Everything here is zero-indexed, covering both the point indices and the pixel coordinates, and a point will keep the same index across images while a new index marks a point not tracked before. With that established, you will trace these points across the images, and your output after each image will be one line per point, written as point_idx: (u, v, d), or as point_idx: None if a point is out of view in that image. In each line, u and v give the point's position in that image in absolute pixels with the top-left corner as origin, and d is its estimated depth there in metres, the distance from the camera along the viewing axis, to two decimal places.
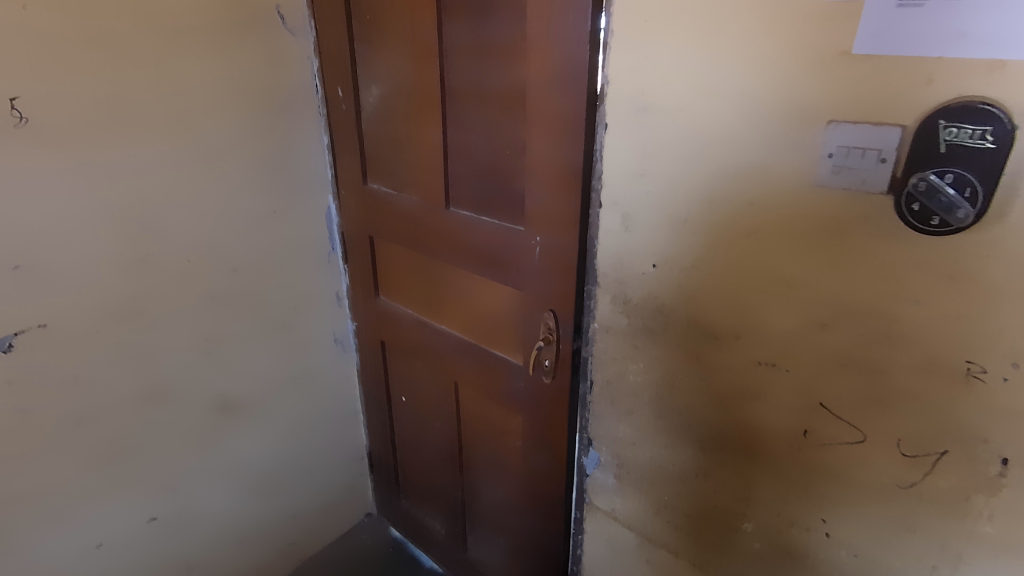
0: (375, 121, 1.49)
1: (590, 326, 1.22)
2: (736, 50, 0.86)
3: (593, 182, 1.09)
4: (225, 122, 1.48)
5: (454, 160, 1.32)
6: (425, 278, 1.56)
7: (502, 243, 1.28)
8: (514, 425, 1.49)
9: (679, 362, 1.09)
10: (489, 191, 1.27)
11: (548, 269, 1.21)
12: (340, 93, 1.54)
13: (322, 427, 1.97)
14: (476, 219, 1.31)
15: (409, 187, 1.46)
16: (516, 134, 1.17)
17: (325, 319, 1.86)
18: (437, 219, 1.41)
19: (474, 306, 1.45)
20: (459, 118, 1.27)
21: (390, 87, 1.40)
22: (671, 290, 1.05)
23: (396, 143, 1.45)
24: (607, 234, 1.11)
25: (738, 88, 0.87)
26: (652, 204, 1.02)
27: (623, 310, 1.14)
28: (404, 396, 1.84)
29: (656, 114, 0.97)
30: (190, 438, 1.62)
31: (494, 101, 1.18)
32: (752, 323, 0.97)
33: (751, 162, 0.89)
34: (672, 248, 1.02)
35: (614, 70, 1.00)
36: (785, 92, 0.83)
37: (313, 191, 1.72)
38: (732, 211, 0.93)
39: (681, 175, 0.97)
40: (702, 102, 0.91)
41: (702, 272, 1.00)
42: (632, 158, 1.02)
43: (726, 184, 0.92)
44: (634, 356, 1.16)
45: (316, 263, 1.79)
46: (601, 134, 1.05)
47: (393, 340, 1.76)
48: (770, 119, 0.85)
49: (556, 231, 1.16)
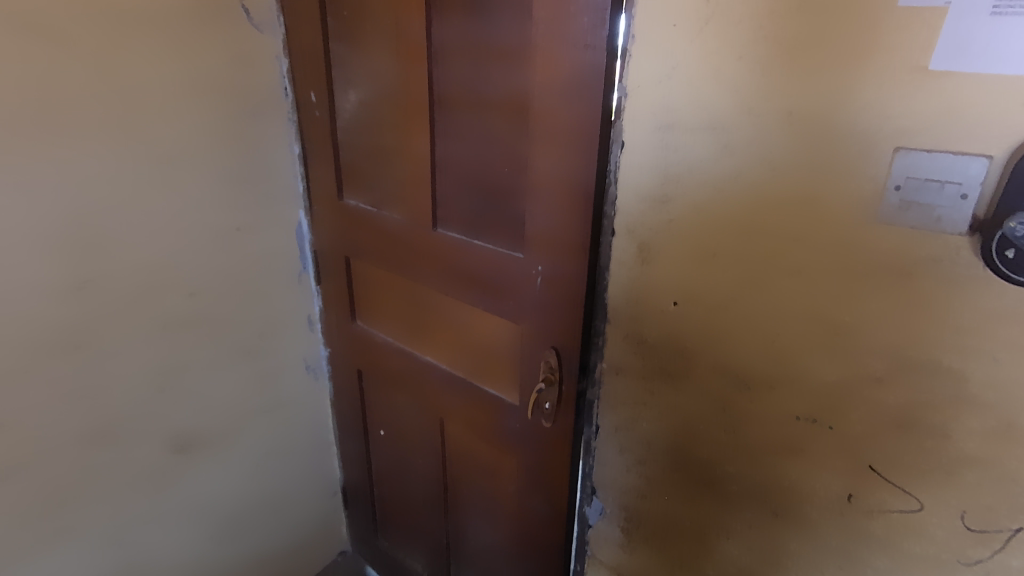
0: (353, 129, 1.33)
1: (598, 365, 1.09)
2: (784, 61, 0.74)
3: (607, 208, 0.96)
4: (182, 128, 1.30)
5: (444, 176, 1.18)
6: (408, 304, 1.40)
7: (498, 270, 1.14)
8: (508, 468, 1.34)
9: (702, 411, 0.97)
10: (483, 211, 1.13)
11: (552, 302, 1.07)
12: (313, 97, 1.38)
13: (292, 462, 1.79)
14: (468, 243, 1.17)
15: (391, 205, 1.31)
16: (516, 149, 1.03)
17: (296, 345, 1.69)
18: (423, 241, 1.26)
19: (464, 337, 1.30)
20: (450, 129, 1.13)
21: (371, 92, 1.24)
22: (695, 332, 0.93)
23: (378, 155, 1.29)
24: (620, 265, 0.98)
25: (785, 106, 0.75)
26: (676, 235, 0.89)
27: (638, 350, 1.01)
28: (382, 429, 1.68)
29: (684, 133, 0.84)
30: (140, 484, 1.43)
31: (492, 111, 1.04)
32: (791, 372, 0.85)
33: (799, 192, 0.77)
34: (698, 284, 0.90)
35: (635, 81, 0.87)
36: (844, 112, 0.71)
37: (283, 205, 1.54)
38: (772, 245, 0.81)
39: (711, 203, 0.84)
40: (741, 121, 0.79)
41: (733, 314, 0.88)
42: (653, 182, 0.89)
43: (766, 215, 0.80)
44: (648, 401, 1.03)
45: (286, 284, 1.61)
46: (617, 153, 0.92)
47: (371, 369, 1.60)
48: (825, 144, 0.73)
49: (562, 261, 1.03)
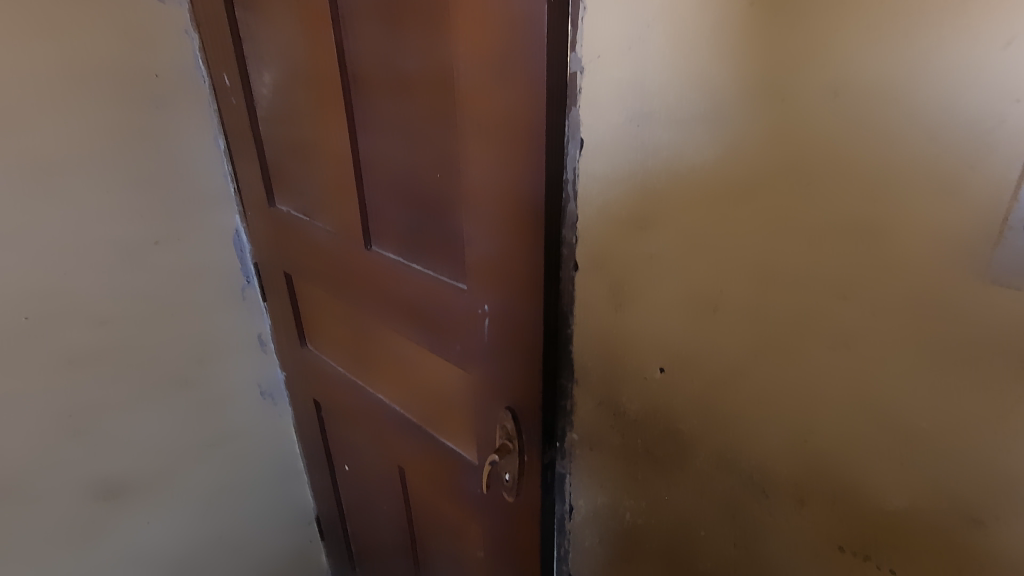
0: (272, 121, 1.07)
1: (567, 432, 0.82)
2: (824, 6, 0.44)
3: (566, 231, 0.68)
4: (62, 127, 1.07)
5: (371, 182, 0.90)
6: (354, 331, 1.15)
7: (438, 305, 0.86)
8: (474, 534, 1.09)
9: (703, 513, 0.69)
10: (416, 229, 0.86)
11: (500, 354, 0.79)
12: (227, 80, 1.12)
13: (253, 497, 1.59)
14: (403, 268, 0.90)
15: (321, 214, 1.05)
16: (444, 148, 0.75)
17: (244, 369, 1.46)
18: (356, 261, 1.00)
19: (414, 377, 1.04)
20: (371, 121, 0.85)
21: (283, 74, 0.98)
22: (690, 410, 0.65)
23: (301, 152, 1.03)
24: (587, 310, 0.70)
25: (828, 81, 0.45)
26: (660, 275, 0.61)
27: (615, 423, 0.74)
28: (347, 465, 1.45)
29: (667, 125, 0.55)
30: (61, 537, 1.25)
31: (415, 96, 0.76)
32: (833, 486, 0.56)
33: (850, 224, 0.47)
34: (691, 346, 0.61)
35: (593, 49, 0.58)
36: (934, 89, 0.41)
37: (212, 211, 1.30)
38: (805, 300, 0.52)
39: (709, 233, 0.56)
40: (755, 106, 0.49)
41: (742, 395, 0.59)
42: (625, 198, 0.61)
43: (795, 256, 0.51)
44: (632, 488, 0.76)
45: (226, 303, 1.38)
46: (574, 154, 0.63)
47: (326, 399, 1.36)
48: (902, 143, 0.43)
49: (505, 304, 0.74)
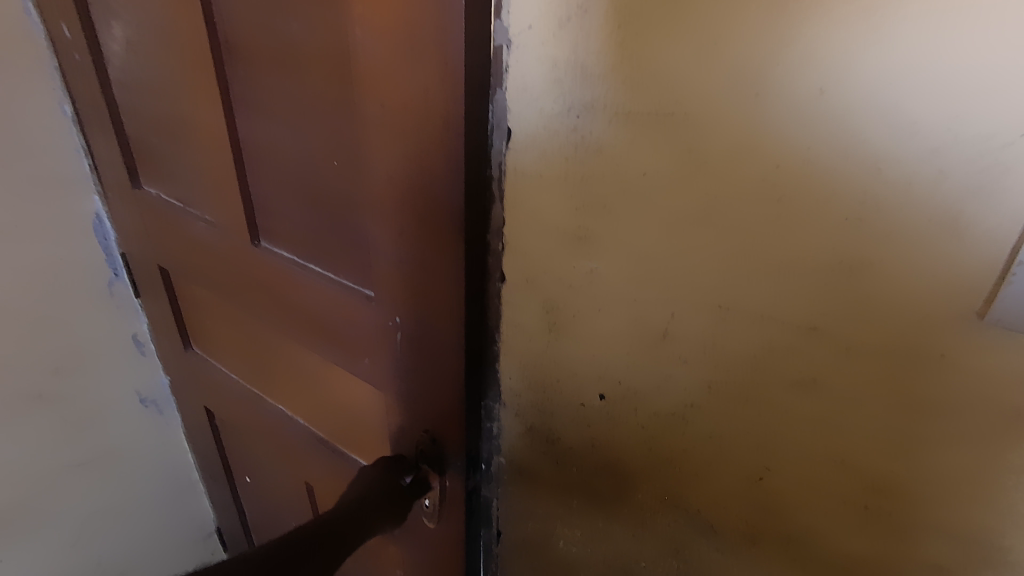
0: (128, 86, 0.87)
1: (494, 456, 0.71)
2: None
3: (491, 239, 0.57)
4: None
5: (253, 167, 0.74)
6: (247, 336, 0.99)
7: (341, 317, 0.73)
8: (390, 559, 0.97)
9: (643, 548, 0.63)
10: (312, 227, 0.71)
11: (413, 379, 0.67)
12: (67, 33, 0.90)
13: (139, 518, 1.38)
14: (297, 270, 0.75)
15: (198, 202, 0.87)
16: (340, 131, 0.61)
17: (117, 377, 1.24)
18: (243, 258, 0.84)
19: (318, 390, 0.91)
20: (251, 95, 0.69)
21: (137, 28, 0.78)
22: (633, 443, 0.57)
23: (168, 126, 0.84)
24: (516, 328, 0.60)
25: (810, 78, 0.37)
26: (603, 295, 0.52)
27: (549, 452, 0.65)
28: (247, 477, 1.28)
29: (613, 120, 0.45)
30: None
31: (303, 66, 0.61)
32: (791, 528, 0.51)
33: (828, 248, 0.40)
34: (636, 376, 0.53)
35: (520, 19, 0.46)
36: (937, 98, 0.34)
37: (60, 194, 1.06)
38: (767, 333, 0.45)
39: (661, 250, 0.47)
40: (723, 104, 0.40)
41: (693, 432, 0.52)
42: (563, 204, 0.50)
43: (760, 283, 0.44)
44: (566, 520, 0.68)
45: (87, 301, 1.15)
46: (499, 148, 0.52)
47: (219, 407, 1.19)
48: (895, 160, 0.36)
49: (421, 322, 0.61)
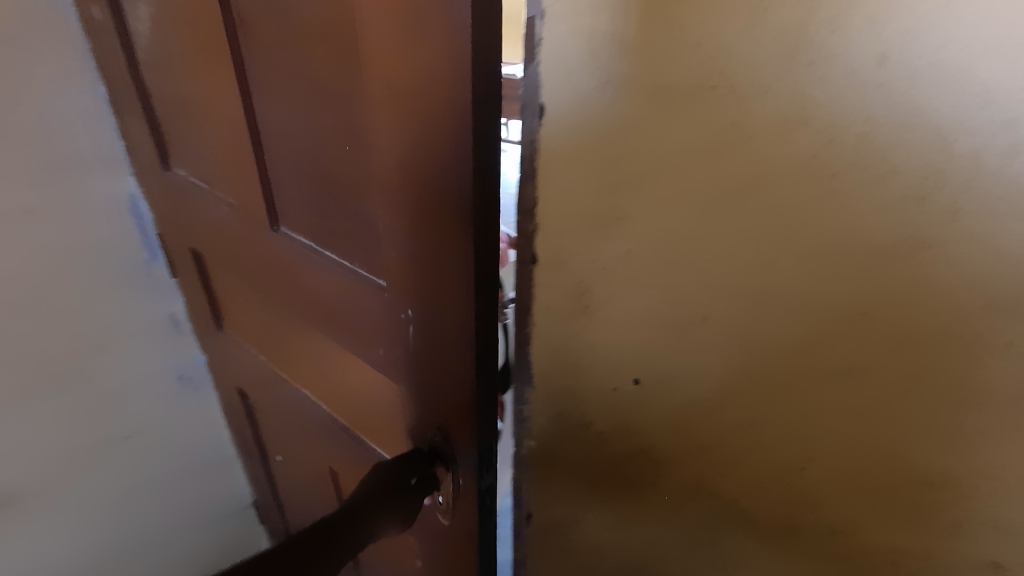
0: (154, 69, 0.87)
1: (523, 441, 0.69)
2: None
3: (522, 219, 0.54)
4: None
5: (269, 148, 0.74)
6: (267, 322, 0.99)
7: (354, 304, 0.71)
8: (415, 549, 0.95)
9: (674, 535, 0.62)
10: (324, 212, 0.70)
11: (426, 368, 0.65)
12: (99, 16, 0.90)
13: (176, 494, 1.39)
14: (312, 255, 0.74)
15: (222, 184, 0.87)
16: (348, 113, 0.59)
17: (154, 354, 1.25)
18: (263, 242, 0.83)
19: (332, 380, 0.89)
20: (265, 75, 0.67)
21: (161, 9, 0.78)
22: (668, 429, 0.56)
23: (192, 108, 0.84)
24: (548, 311, 0.58)
25: (870, 45, 0.34)
26: (639, 278, 0.50)
27: (580, 436, 0.64)
28: (280, 455, 1.25)
29: (653, 94, 0.42)
30: None
31: (310, 45, 0.59)
32: (829, 519, 0.49)
33: (883, 230, 0.38)
34: (672, 361, 0.52)
35: None
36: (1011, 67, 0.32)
37: (96, 174, 1.07)
38: (814, 318, 0.43)
39: (701, 230, 0.45)
40: (772, 74, 0.38)
41: (730, 419, 0.51)
42: (597, 182, 0.48)
43: (807, 266, 0.41)
44: (595, 505, 0.67)
45: (124, 280, 1.16)
46: (530, 123, 0.49)
47: (247, 388, 1.19)
48: (962, 134, 0.34)
49: (429, 312, 0.60)
